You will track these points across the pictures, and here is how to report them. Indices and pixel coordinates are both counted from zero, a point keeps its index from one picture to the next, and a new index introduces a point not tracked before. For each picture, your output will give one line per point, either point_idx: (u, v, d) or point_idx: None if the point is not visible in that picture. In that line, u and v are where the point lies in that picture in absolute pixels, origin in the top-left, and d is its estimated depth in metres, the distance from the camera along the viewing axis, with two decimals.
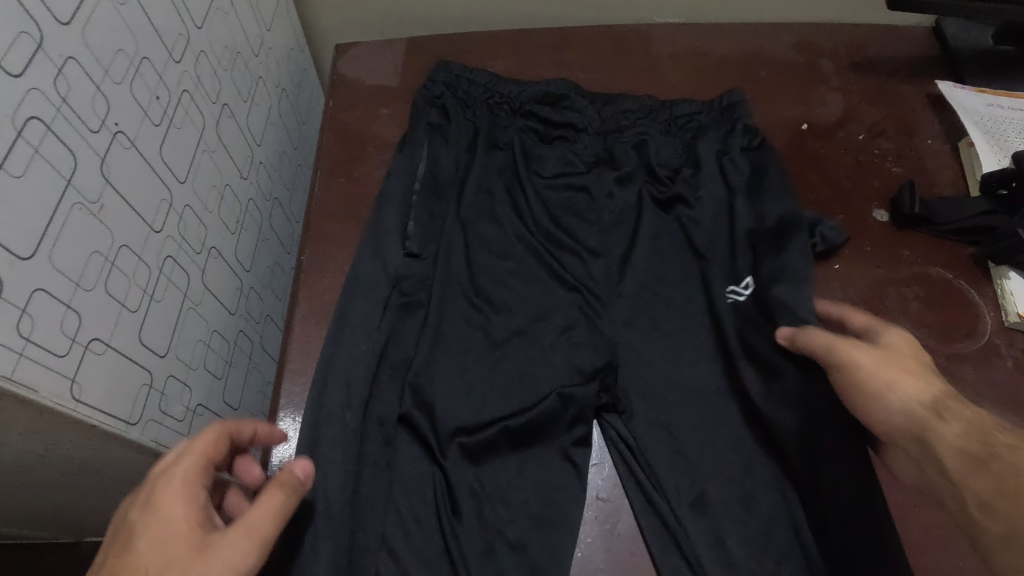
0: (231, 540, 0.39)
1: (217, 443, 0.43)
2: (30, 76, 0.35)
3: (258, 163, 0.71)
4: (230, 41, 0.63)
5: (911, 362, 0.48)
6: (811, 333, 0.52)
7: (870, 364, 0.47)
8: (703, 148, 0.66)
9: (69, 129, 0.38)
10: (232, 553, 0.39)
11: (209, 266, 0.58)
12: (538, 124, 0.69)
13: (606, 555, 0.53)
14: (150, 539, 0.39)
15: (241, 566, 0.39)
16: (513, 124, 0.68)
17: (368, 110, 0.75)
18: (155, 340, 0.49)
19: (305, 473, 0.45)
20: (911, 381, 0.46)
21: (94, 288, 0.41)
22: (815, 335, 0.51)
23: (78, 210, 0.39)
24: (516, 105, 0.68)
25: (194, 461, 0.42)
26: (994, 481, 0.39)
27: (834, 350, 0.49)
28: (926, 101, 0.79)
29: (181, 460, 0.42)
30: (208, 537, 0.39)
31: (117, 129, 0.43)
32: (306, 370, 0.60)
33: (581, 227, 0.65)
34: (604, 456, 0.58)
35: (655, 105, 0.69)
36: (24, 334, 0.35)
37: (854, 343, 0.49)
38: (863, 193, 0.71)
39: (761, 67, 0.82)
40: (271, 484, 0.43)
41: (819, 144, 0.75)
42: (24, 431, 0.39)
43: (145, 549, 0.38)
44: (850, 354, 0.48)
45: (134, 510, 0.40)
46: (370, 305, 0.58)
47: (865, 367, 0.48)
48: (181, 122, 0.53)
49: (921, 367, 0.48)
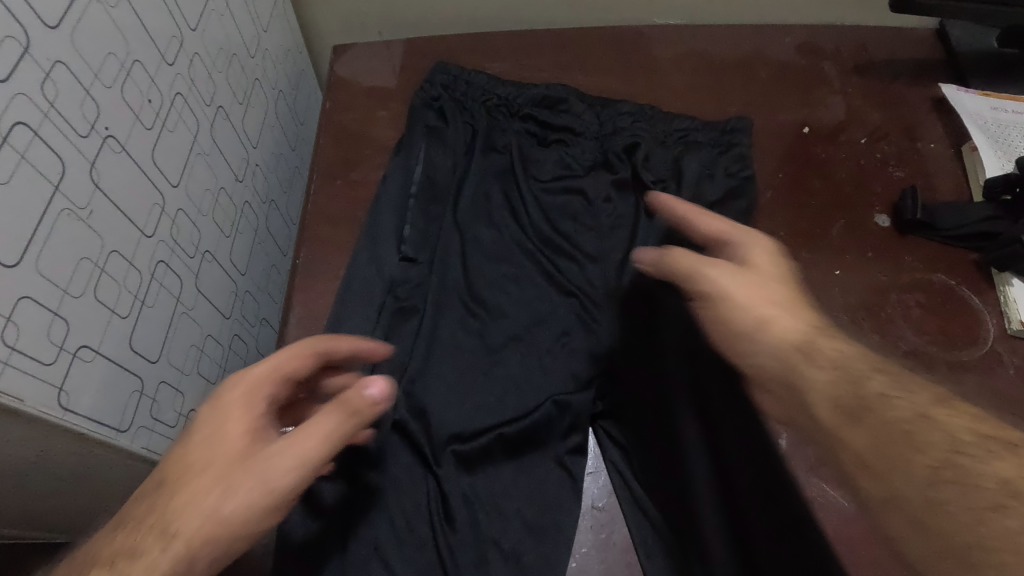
0: (277, 460, 0.40)
1: (297, 360, 0.45)
2: (16, 80, 0.35)
3: (254, 166, 0.70)
4: (225, 43, 0.62)
5: (783, 291, 0.48)
6: (675, 253, 0.51)
7: (740, 297, 0.47)
8: (690, 164, 0.64)
9: (57, 135, 0.38)
10: (275, 470, 0.40)
11: (203, 271, 0.58)
12: (535, 133, 0.68)
13: (601, 565, 0.52)
14: (207, 438, 0.40)
15: (283, 486, 0.40)
16: (510, 128, 0.68)
17: (365, 112, 0.75)
18: (146, 346, 0.48)
19: (374, 397, 0.43)
20: (780, 319, 0.46)
21: (82, 295, 0.40)
22: (680, 254, 0.51)
23: (67, 216, 0.39)
24: (514, 107, 0.68)
25: (266, 369, 0.43)
26: (868, 437, 0.41)
27: (698, 278, 0.49)
28: (929, 105, 0.78)
29: (254, 367, 0.43)
30: (258, 448, 0.41)
31: (107, 134, 0.43)
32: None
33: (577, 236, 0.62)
34: (600, 464, 0.57)
35: (654, 116, 0.68)
36: (9, 343, 0.34)
37: (719, 268, 0.49)
38: (864, 198, 0.70)
39: (762, 69, 0.81)
40: (332, 405, 0.43)
41: (820, 148, 0.74)
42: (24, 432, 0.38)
43: (200, 447, 0.40)
44: (715, 281, 0.48)
45: (204, 406, 0.42)
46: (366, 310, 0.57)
47: (729, 292, 0.47)
48: (174, 125, 0.52)
49: (791, 297, 0.48)
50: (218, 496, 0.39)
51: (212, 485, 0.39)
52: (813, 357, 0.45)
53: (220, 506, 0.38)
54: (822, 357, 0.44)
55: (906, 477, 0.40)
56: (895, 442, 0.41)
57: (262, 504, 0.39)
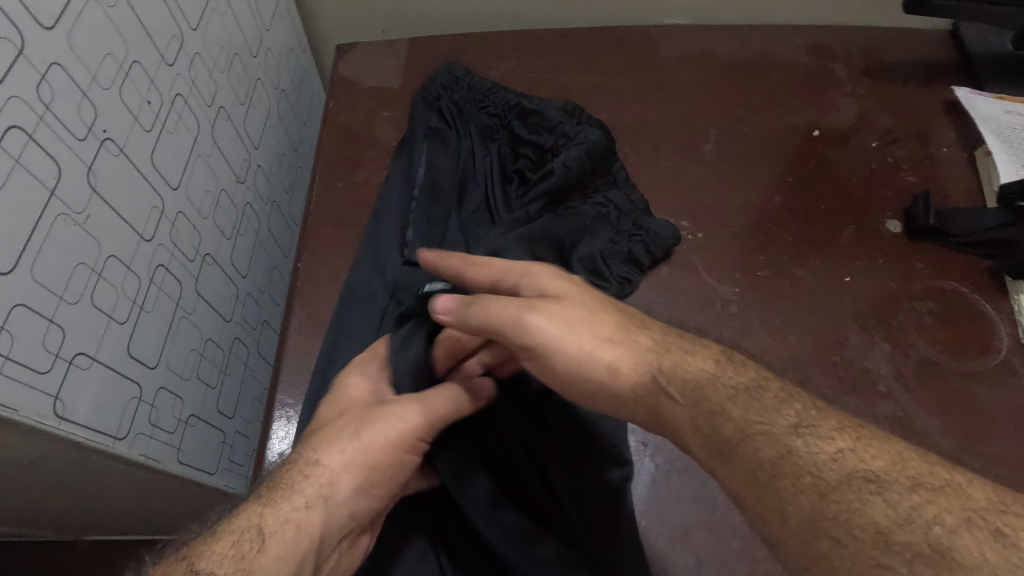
0: (397, 418, 0.45)
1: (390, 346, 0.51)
2: (10, 83, 0.34)
3: (256, 166, 0.69)
4: (226, 43, 0.61)
5: (611, 322, 0.42)
6: (478, 307, 0.43)
7: (583, 344, 0.41)
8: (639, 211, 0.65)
9: (53, 138, 0.37)
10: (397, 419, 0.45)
11: (203, 274, 0.57)
12: (511, 148, 0.66)
13: None
14: (328, 407, 0.47)
15: (401, 440, 0.44)
16: (500, 137, 0.67)
17: (368, 112, 0.74)
18: (145, 352, 0.48)
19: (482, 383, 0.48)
20: (621, 355, 0.41)
21: (79, 301, 0.40)
22: (482, 309, 0.43)
23: (62, 221, 0.38)
24: (504, 120, 0.67)
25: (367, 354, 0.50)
26: (742, 474, 0.35)
27: (525, 333, 0.42)
28: (941, 108, 0.77)
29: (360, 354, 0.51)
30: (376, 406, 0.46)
31: (105, 136, 0.42)
32: (301, 382, 0.58)
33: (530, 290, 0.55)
34: None
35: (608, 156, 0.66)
36: (3, 352, 0.34)
37: (538, 310, 0.42)
38: (875, 203, 0.69)
39: (771, 71, 0.79)
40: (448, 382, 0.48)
41: (830, 150, 0.73)
42: (27, 431, 0.36)
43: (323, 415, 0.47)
44: (545, 332, 0.41)
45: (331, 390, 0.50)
46: (370, 316, 0.57)
47: (559, 342, 0.41)
48: (174, 127, 0.51)
49: (625, 326, 0.42)
50: (345, 441, 0.44)
51: (345, 436, 0.44)
52: (675, 391, 0.38)
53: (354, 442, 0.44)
54: (678, 392, 0.38)
55: (782, 519, 0.33)
56: (765, 486, 0.34)
57: (379, 450, 0.44)
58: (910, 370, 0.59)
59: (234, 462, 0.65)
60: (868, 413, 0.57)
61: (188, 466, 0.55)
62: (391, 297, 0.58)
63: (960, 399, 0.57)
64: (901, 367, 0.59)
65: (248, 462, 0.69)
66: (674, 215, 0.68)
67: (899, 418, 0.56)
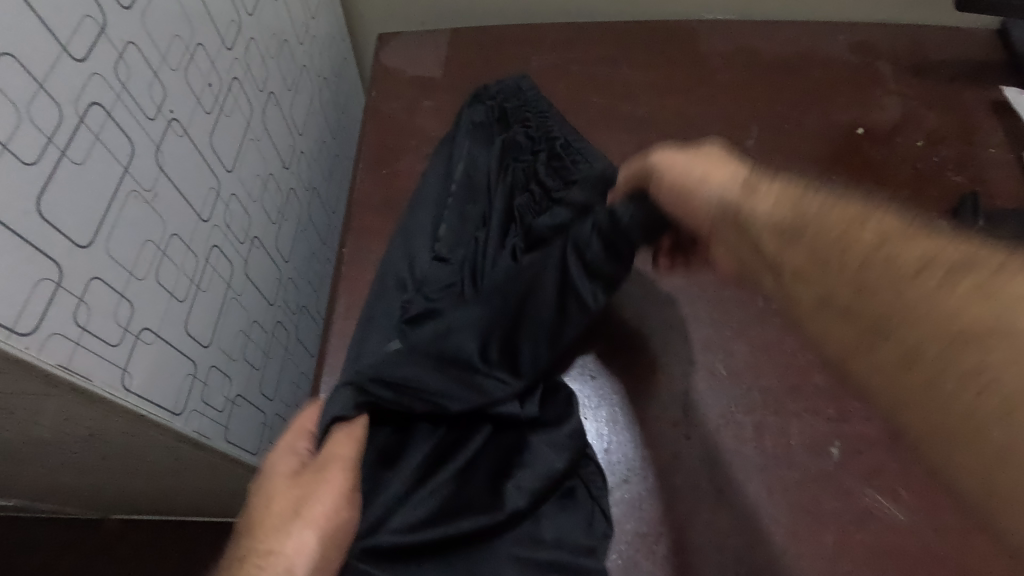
0: (321, 485, 0.43)
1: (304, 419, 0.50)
2: (93, 60, 0.35)
3: (300, 153, 0.70)
4: (278, 29, 0.62)
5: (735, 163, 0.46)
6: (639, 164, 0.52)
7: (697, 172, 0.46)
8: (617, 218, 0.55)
9: (129, 116, 0.38)
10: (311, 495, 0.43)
11: (251, 257, 0.58)
12: (524, 179, 0.64)
13: (650, 566, 0.50)
14: (253, 505, 0.44)
15: (336, 513, 0.42)
16: (525, 160, 0.65)
17: (410, 101, 0.74)
18: (199, 330, 0.48)
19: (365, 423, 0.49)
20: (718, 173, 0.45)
21: (146, 277, 0.41)
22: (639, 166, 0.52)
23: (135, 197, 0.39)
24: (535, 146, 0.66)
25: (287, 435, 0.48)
26: None
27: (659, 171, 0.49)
28: (989, 108, 0.76)
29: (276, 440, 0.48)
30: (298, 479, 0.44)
31: (172, 116, 0.43)
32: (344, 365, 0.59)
33: (490, 367, 0.52)
34: (641, 471, 0.53)
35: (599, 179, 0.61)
36: (80, 323, 0.34)
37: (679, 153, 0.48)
38: (920, 203, 0.68)
39: (815, 67, 0.79)
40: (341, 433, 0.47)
41: (875, 149, 0.72)
42: (95, 400, 0.37)
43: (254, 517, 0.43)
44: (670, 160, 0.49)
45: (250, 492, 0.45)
46: (392, 305, 0.57)
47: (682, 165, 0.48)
48: (230, 111, 0.52)
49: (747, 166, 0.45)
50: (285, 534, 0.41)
51: (284, 520, 0.42)
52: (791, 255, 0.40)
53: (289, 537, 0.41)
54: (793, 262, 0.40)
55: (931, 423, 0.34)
56: None
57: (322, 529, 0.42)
58: None
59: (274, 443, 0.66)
60: None
61: (234, 445, 0.56)
62: (416, 291, 0.58)
63: None
64: None
65: None
66: None
67: None
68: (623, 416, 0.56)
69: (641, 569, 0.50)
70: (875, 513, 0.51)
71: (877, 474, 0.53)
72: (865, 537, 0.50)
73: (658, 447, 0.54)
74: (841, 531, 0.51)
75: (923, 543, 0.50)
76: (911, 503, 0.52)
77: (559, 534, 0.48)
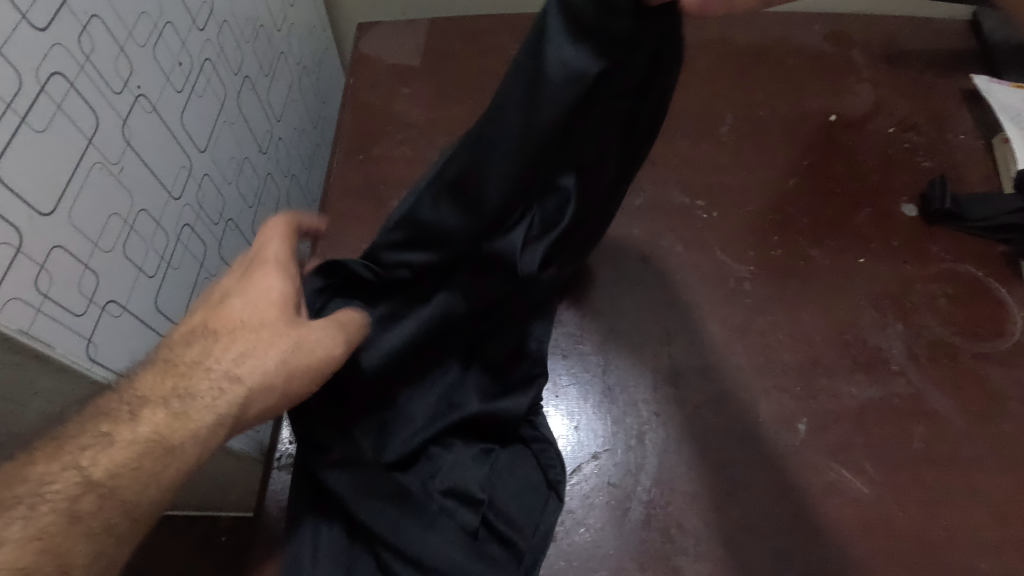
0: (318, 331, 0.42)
1: (289, 231, 0.46)
2: (54, 31, 0.35)
3: (278, 139, 0.70)
4: (253, 15, 0.62)
5: None
6: None
7: None
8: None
9: (93, 88, 0.38)
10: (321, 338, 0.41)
11: (226, 239, 0.58)
12: None
13: (617, 541, 0.50)
14: (246, 305, 0.42)
15: (325, 356, 0.41)
16: None
17: (387, 89, 0.75)
18: (170, 308, 0.49)
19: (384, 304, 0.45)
20: None
21: (112, 249, 0.41)
22: None
23: (99, 169, 0.39)
24: None
25: (282, 248, 0.45)
26: None
27: None
28: (960, 96, 0.76)
29: (275, 247, 0.44)
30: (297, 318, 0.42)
31: (140, 92, 0.43)
32: None
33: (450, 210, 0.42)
34: (612, 446, 0.54)
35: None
36: (41, 291, 0.35)
37: None
38: (890, 186, 0.69)
39: (789, 56, 0.80)
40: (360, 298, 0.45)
41: (847, 135, 0.73)
42: (61, 369, 0.37)
43: (242, 318, 0.41)
44: None
45: (230, 281, 0.44)
46: None
47: None
48: (202, 91, 0.52)
49: None
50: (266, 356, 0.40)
51: (270, 352, 0.41)
52: None
53: (268, 367, 0.40)
54: None
55: None
56: None
57: (310, 374, 0.41)
58: (921, 349, 0.58)
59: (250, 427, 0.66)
60: (880, 390, 0.56)
61: None
62: None
63: (972, 381, 0.57)
64: (913, 346, 0.59)
65: (262, 430, 0.70)
66: (689, 194, 0.68)
67: (912, 397, 0.56)
68: (594, 394, 0.57)
69: (609, 542, 0.50)
70: (838, 486, 0.52)
71: (842, 450, 0.54)
72: (828, 509, 0.51)
73: (626, 424, 0.55)
74: (805, 503, 0.52)
75: (886, 516, 0.51)
76: (874, 477, 0.53)
77: (452, 481, 0.48)
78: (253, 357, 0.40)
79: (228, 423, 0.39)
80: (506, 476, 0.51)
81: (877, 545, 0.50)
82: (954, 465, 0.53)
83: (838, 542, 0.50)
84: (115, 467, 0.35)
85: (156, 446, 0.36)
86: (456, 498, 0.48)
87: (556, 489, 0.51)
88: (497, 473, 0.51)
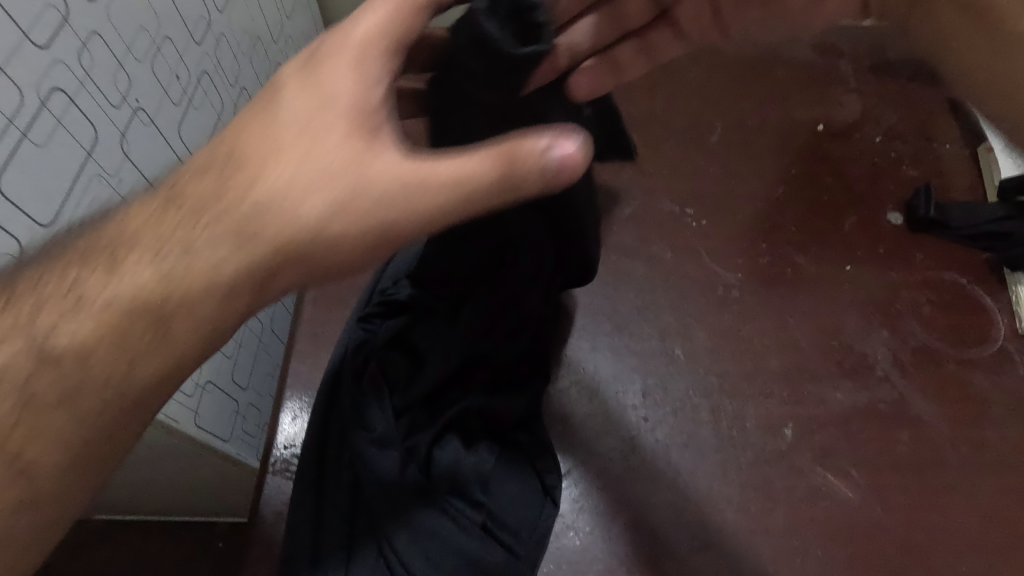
0: (382, 161, 0.34)
1: (416, 13, 0.36)
2: (55, 49, 0.36)
3: None
4: (251, 27, 0.64)
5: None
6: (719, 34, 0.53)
7: None
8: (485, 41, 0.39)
9: (92, 103, 0.39)
10: (384, 197, 0.34)
11: None
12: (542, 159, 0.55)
13: (605, 544, 0.52)
14: (302, 99, 0.35)
15: (371, 214, 0.34)
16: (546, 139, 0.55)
17: None
18: None
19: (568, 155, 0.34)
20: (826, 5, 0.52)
21: None
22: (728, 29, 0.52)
23: (98, 182, 0.40)
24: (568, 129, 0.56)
25: (396, 23, 0.35)
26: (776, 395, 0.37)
27: None
28: (947, 105, 0.77)
29: (381, 25, 0.35)
30: (371, 146, 0.34)
31: (138, 106, 0.44)
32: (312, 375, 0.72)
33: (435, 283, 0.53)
34: (602, 451, 0.55)
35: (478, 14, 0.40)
36: None
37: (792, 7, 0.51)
38: (877, 195, 0.70)
39: (778, 67, 0.81)
40: (497, 152, 0.34)
41: (835, 144, 0.74)
42: None
43: (290, 121, 0.34)
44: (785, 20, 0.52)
45: (291, 68, 0.36)
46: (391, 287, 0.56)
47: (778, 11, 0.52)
48: (199, 103, 0.53)
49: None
50: (305, 197, 0.33)
51: (308, 167, 0.34)
52: None
53: (304, 207, 0.33)
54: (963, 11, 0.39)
55: None
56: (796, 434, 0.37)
57: (359, 235, 0.34)
58: (906, 355, 0.59)
59: (246, 432, 0.67)
60: (865, 396, 0.57)
61: (204, 431, 0.57)
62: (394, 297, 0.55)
63: (956, 386, 0.58)
64: (898, 352, 0.60)
65: (259, 435, 0.71)
66: (679, 202, 0.69)
67: (897, 403, 0.57)
68: (585, 400, 0.57)
69: (599, 545, 0.52)
70: (823, 490, 0.53)
71: (828, 455, 0.55)
72: (813, 512, 0.52)
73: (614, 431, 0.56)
74: (791, 507, 0.52)
75: (871, 520, 0.52)
76: (859, 482, 0.54)
77: (454, 482, 0.49)
78: (290, 195, 0.33)
79: (254, 279, 0.34)
80: (509, 479, 0.51)
81: (861, 547, 0.51)
82: (938, 469, 0.54)
83: (824, 545, 0.51)
84: (97, 331, 0.33)
85: (148, 302, 0.33)
86: (460, 500, 0.49)
87: (551, 494, 0.52)
88: (502, 475, 0.51)
